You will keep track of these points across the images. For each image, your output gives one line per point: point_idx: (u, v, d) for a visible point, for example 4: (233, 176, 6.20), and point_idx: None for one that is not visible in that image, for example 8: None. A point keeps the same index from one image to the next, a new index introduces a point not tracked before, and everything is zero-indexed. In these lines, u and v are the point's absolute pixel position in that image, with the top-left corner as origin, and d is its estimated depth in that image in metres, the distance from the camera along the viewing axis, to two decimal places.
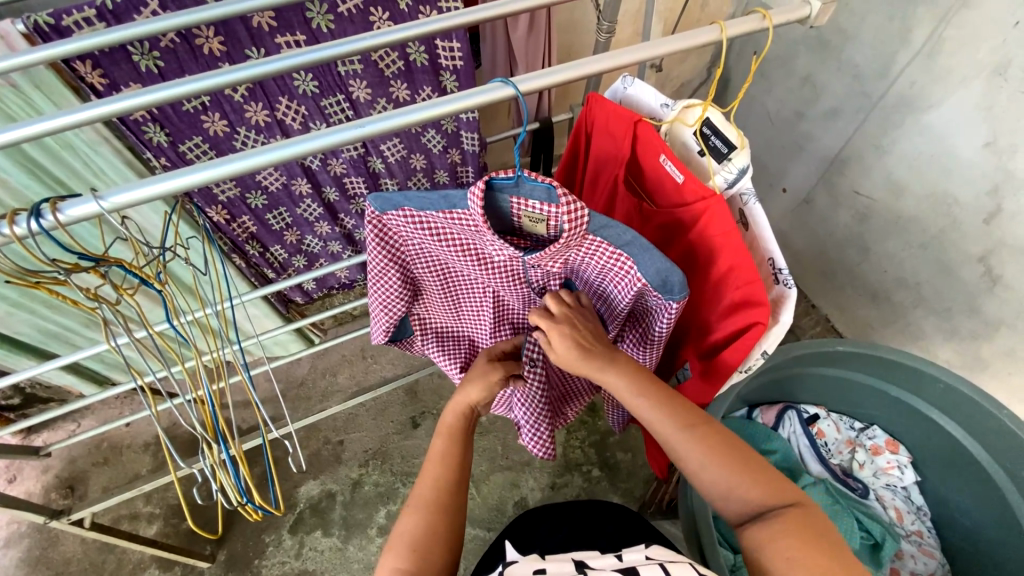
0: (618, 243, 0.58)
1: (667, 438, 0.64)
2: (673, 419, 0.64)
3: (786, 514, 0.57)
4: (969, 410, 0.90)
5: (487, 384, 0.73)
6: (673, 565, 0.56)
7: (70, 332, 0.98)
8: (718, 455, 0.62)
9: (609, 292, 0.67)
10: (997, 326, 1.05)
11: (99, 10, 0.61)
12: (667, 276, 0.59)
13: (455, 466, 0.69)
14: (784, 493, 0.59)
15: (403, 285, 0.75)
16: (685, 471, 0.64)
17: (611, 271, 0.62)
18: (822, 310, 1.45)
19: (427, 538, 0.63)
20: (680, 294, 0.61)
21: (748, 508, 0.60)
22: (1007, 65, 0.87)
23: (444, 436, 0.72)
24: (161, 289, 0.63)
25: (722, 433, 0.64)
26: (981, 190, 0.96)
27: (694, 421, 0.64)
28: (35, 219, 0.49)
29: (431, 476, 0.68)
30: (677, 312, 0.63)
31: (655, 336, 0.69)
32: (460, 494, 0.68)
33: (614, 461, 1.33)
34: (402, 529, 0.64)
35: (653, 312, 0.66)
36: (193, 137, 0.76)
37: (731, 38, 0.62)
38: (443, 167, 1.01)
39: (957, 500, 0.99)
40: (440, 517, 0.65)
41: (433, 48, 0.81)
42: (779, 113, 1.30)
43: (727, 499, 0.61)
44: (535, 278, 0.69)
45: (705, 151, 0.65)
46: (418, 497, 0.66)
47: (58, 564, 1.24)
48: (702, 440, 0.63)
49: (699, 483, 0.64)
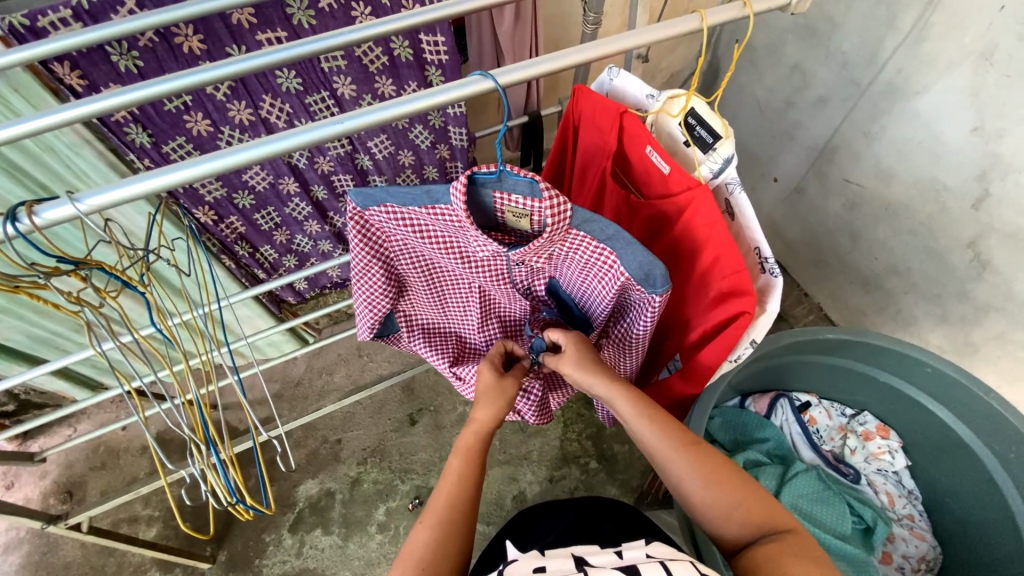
0: (601, 237, 0.58)
1: (666, 459, 0.66)
2: (673, 437, 0.65)
3: (784, 537, 0.58)
4: (956, 392, 0.91)
5: (501, 402, 0.73)
6: (673, 563, 0.56)
7: (59, 337, 0.97)
8: (717, 478, 0.63)
9: (593, 289, 0.67)
10: (986, 310, 1.06)
11: (75, 11, 0.60)
12: (650, 270, 0.59)
13: (470, 483, 0.68)
14: (780, 519, 0.60)
15: (387, 280, 0.75)
16: (684, 491, 0.65)
17: (595, 266, 0.62)
18: (815, 298, 1.46)
19: (436, 555, 0.61)
20: (663, 287, 0.60)
21: (746, 532, 0.61)
22: (994, 50, 0.87)
23: (461, 456, 0.70)
24: (145, 290, 0.62)
25: (720, 458, 0.65)
26: (969, 175, 0.97)
27: (693, 443, 0.66)
28: (11, 223, 0.49)
29: (445, 491, 0.66)
30: (660, 306, 0.63)
31: (637, 334, 0.69)
32: (472, 516, 0.66)
33: (611, 452, 1.34)
34: (413, 542, 0.63)
35: (635, 309, 0.67)
36: (176, 136, 0.76)
37: (714, 26, 0.62)
38: (432, 163, 1.01)
39: (947, 483, 1.00)
40: (452, 532, 0.63)
41: (417, 41, 0.81)
42: (768, 102, 1.31)
43: (726, 522, 0.62)
44: (520, 276, 0.69)
45: (690, 141, 0.65)
46: (431, 511, 0.65)
47: (58, 569, 1.24)
48: (701, 462, 0.64)
49: (698, 505, 0.64)
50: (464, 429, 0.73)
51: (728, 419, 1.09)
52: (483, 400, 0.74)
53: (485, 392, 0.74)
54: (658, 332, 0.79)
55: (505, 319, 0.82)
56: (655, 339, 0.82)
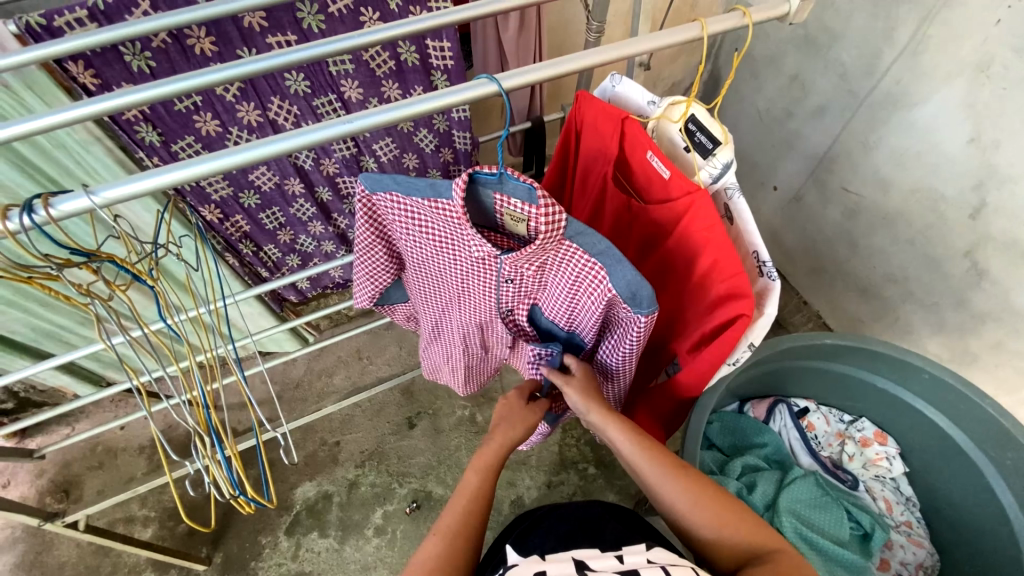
0: (592, 251, 0.59)
1: (658, 486, 0.66)
2: (665, 466, 0.66)
3: (774, 560, 0.58)
4: (953, 399, 0.92)
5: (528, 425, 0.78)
6: (674, 568, 0.57)
7: (64, 331, 0.98)
8: (706, 501, 0.63)
9: (583, 305, 0.66)
10: (983, 318, 1.06)
11: (91, 11, 0.61)
12: (636, 289, 0.59)
13: (485, 497, 0.68)
14: (771, 541, 0.61)
15: (391, 257, 0.76)
16: (676, 518, 0.65)
17: (584, 279, 0.62)
18: (813, 306, 1.47)
19: (449, 565, 0.61)
20: (649, 308, 0.60)
21: (737, 556, 0.61)
22: (989, 63, 0.88)
23: (478, 471, 0.71)
24: (153, 285, 0.62)
25: (709, 482, 0.66)
26: (966, 186, 0.98)
27: (683, 467, 0.66)
28: (27, 215, 0.50)
29: (459, 504, 0.67)
30: (646, 326, 0.63)
31: (622, 354, 0.69)
32: (481, 532, 0.66)
33: (609, 459, 1.34)
34: (422, 552, 0.62)
35: (624, 327, 0.66)
36: (185, 136, 0.77)
37: (712, 35, 0.63)
38: (436, 166, 1.02)
39: (945, 490, 1.01)
40: (459, 540, 0.63)
41: (424, 47, 0.82)
42: (767, 112, 1.32)
43: (719, 545, 0.62)
44: (508, 293, 0.70)
45: (690, 147, 0.67)
46: (443, 523, 0.65)
47: (53, 568, 1.24)
48: (693, 487, 0.64)
49: (689, 530, 0.65)
50: (483, 446, 0.74)
51: (727, 423, 1.10)
52: (506, 419, 0.77)
53: (512, 413, 0.78)
54: (656, 339, 0.80)
55: (495, 330, 0.81)
56: (655, 345, 0.82)
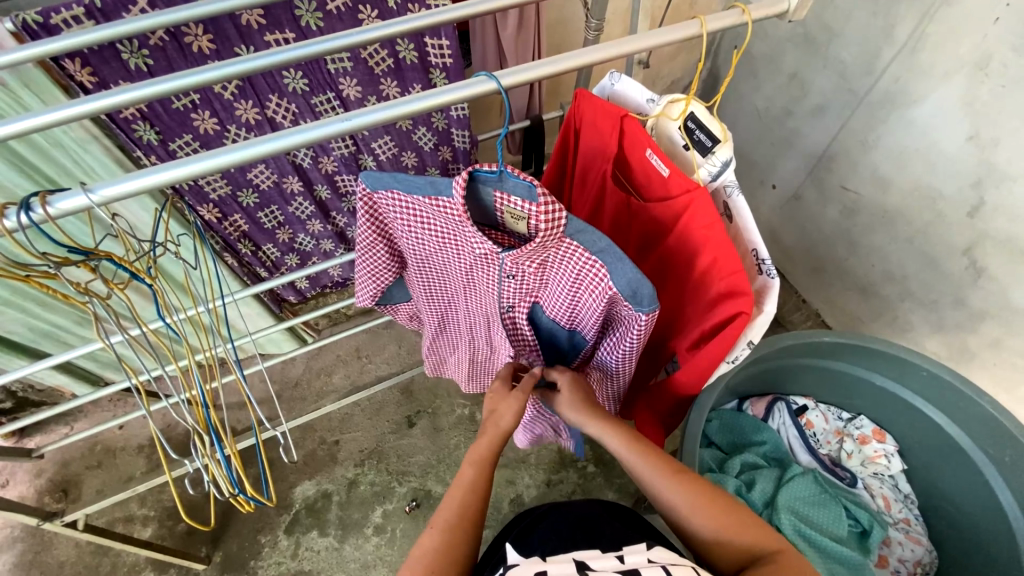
0: (593, 250, 0.58)
1: (654, 489, 0.67)
2: (662, 470, 0.67)
3: (772, 560, 0.58)
4: (951, 396, 0.92)
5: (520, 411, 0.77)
6: (674, 567, 0.57)
7: (61, 330, 0.98)
8: (704, 503, 0.64)
9: (583, 302, 0.66)
10: (981, 316, 1.07)
11: (88, 9, 0.61)
12: (637, 287, 0.59)
13: (482, 490, 0.68)
14: (770, 541, 0.60)
15: (392, 256, 0.76)
16: (675, 521, 0.66)
17: (585, 277, 0.62)
18: (812, 305, 1.47)
19: (447, 559, 0.61)
20: (650, 306, 0.61)
21: (736, 557, 0.61)
22: (988, 61, 0.88)
23: (475, 464, 0.71)
24: (151, 284, 0.62)
25: (707, 484, 0.66)
26: (964, 184, 0.98)
27: (680, 469, 0.67)
28: (25, 212, 0.49)
29: (457, 499, 0.67)
30: (647, 323, 0.63)
31: (622, 351, 0.70)
32: (480, 526, 0.66)
33: (608, 457, 1.34)
34: (421, 547, 0.62)
35: (625, 324, 0.66)
36: (182, 135, 0.77)
37: (711, 33, 0.63)
38: (434, 164, 1.02)
39: (944, 487, 1.01)
40: (457, 534, 0.63)
41: (423, 45, 0.81)
42: (766, 110, 1.32)
43: (718, 547, 0.62)
44: (509, 292, 0.70)
45: (689, 144, 0.66)
46: (441, 516, 0.65)
47: (52, 568, 1.24)
48: (690, 488, 0.65)
49: (688, 533, 0.65)
50: (478, 439, 0.75)
51: (726, 421, 1.10)
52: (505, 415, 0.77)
53: (502, 402, 0.78)
54: (656, 337, 0.80)
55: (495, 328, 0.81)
56: (654, 344, 0.82)
